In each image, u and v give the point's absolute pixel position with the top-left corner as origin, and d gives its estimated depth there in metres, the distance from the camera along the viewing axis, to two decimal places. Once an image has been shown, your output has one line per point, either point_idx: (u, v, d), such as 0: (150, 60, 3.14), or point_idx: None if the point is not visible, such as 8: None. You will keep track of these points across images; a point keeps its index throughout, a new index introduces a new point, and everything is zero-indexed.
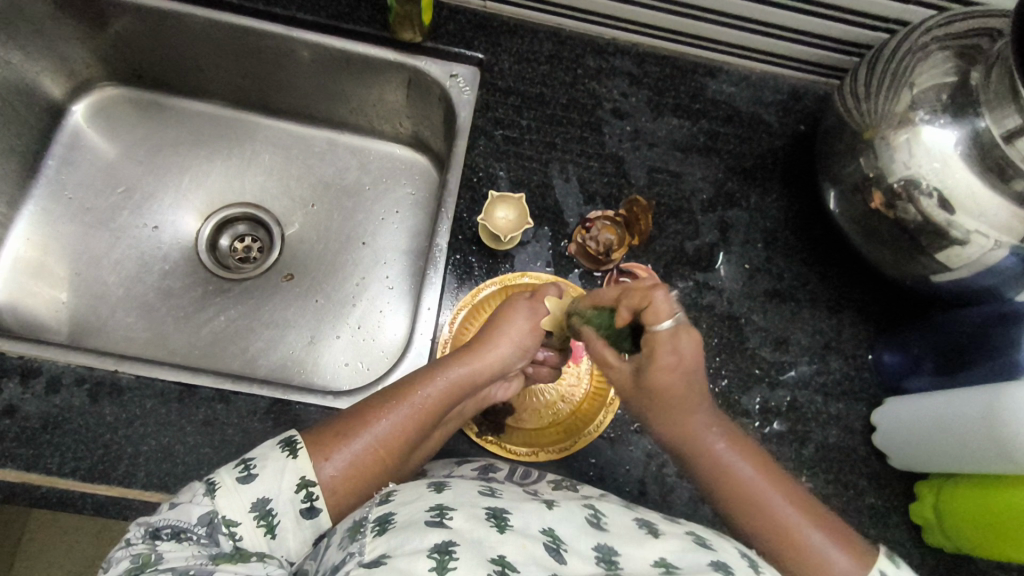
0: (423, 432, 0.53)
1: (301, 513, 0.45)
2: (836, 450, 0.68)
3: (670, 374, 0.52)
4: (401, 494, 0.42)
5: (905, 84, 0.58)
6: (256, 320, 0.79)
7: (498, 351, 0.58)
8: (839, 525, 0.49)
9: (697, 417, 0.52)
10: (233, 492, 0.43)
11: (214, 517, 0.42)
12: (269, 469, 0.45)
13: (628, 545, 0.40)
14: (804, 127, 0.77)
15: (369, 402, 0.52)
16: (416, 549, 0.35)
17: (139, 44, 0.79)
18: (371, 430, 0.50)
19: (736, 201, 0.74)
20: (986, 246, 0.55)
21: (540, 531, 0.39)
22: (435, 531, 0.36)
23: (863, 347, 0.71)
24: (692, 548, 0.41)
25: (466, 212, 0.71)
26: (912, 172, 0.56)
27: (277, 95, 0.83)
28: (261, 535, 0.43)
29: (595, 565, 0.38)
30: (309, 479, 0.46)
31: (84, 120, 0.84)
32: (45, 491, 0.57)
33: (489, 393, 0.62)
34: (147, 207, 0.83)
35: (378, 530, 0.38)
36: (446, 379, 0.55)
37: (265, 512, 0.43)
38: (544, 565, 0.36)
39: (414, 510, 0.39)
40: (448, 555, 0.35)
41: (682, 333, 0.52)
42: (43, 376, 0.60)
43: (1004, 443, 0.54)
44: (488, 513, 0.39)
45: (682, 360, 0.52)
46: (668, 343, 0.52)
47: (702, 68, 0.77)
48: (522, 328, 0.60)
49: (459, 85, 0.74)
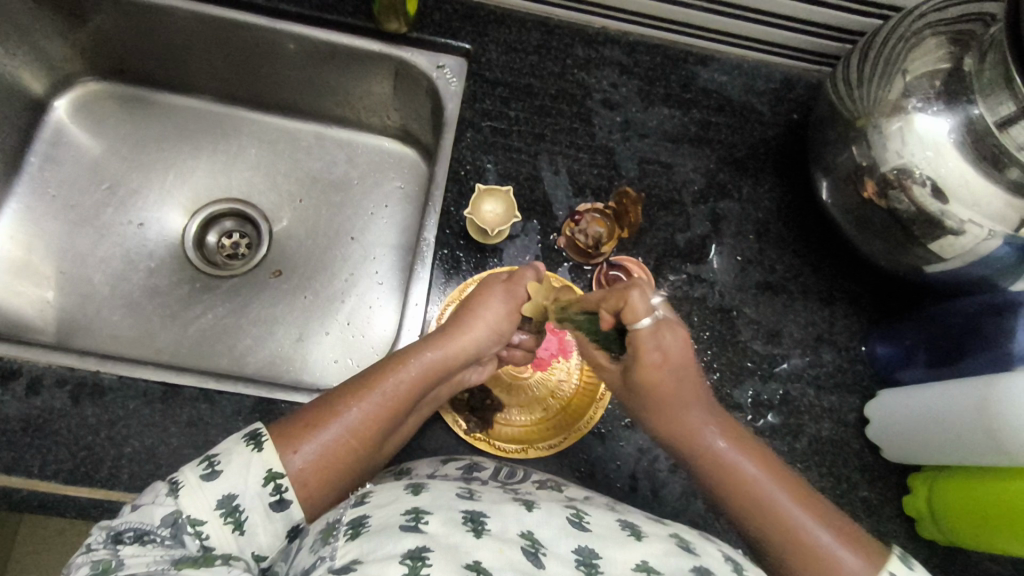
0: (393, 420, 0.51)
1: (271, 506, 0.44)
2: (828, 442, 0.68)
3: (657, 371, 0.52)
4: (377, 496, 0.41)
5: (897, 71, 0.57)
6: (244, 317, 0.78)
7: (473, 335, 0.56)
8: (845, 521, 0.48)
9: (692, 417, 0.51)
10: (196, 491, 0.43)
11: (179, 517, 0.42)
12: (234, 464, 0.44)
13: (610, 548, 0.39)
14: (797, 116, 0.76)
15: (338, 389, 0.51)
16: (389, 555, 0.34)
17: (121, 38, 0.77)
18: (339, 419, 0.48)
19: (728, 191, 0.73)
20: (980, 235, 0.55)
21: (517, 536, 0.38)
22: (410, 536, 0.36)
23: (856, 338, 0.71)
24: (675, 551, 0.40)
25: (454, 206, 0.70)
26: (905, 161, 0.56)
27: (263, 89, 0.82)
28: (229, 532, 0.43)
29: (574, 569, 0.37)
30: (275, 472, 0.45)
31: (65, 116, 0.82)
32: (27, 494, 0.57)
33: (464, 377, 0.60)
34: (131, 204, 0.82)
35: (350, 534, 0.37)
36: (417, 365, 0.53)
37: (232, 508, 0.43)
38: (521, 570, 0.35)
39: (389, 514, 0.38)
40: (421, 561, 0.34)
41: (663, 328, 0.51)
42: (24, 378, 0.60)
43: (997, 436, 0.54)
44: (465, 517, 0.39)
45: (671, 358, 0.51)
46: (650, 341, 0.51)
47: (694, 57, 0.76)
48: (497, 313, 0.57)
49: (446, 76, 0.72)
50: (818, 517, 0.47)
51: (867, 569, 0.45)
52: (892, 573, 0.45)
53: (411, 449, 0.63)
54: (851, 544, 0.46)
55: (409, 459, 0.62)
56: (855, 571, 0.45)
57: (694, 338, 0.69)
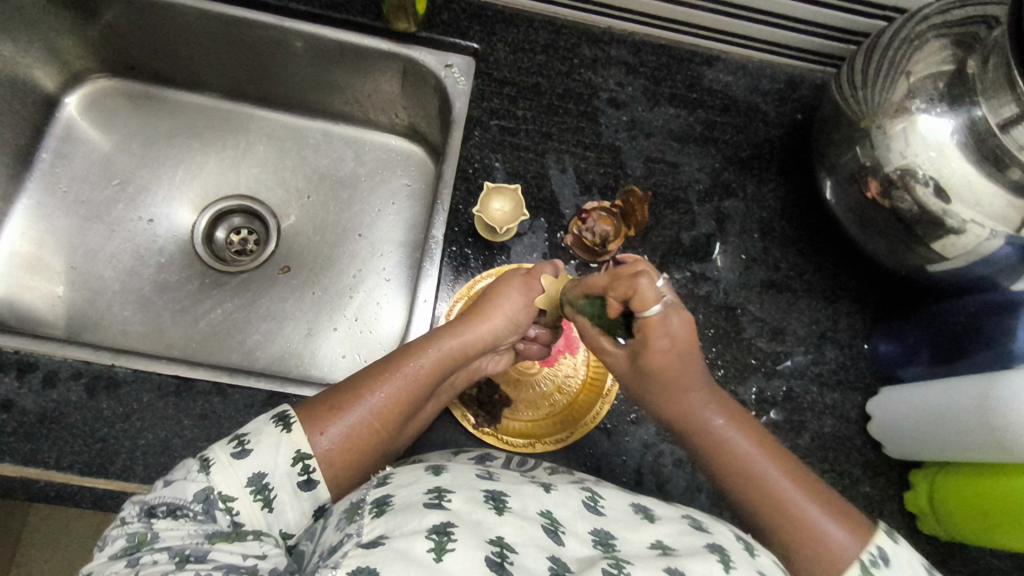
0: (415, 406, 0.53)
1: (299, 486, 0.45)
2: (831, 439, 0.69)
3: (663, 358, 0.52)
4: (398, 477, 0.42)
5: (901, 74, 0.58)
6: (253, 312, 0.79)
7: (492, 324, 0.58)
8: (838, 502, 0.49)
9: (694, 396, 0.53)
10: (227, 468, 0.43)
11: (210, 493, 0.42)
12: (264, 444, 0.45)
13: (625, 529, 0.41)
14: (801, 116, 0.76)
15: (363, 373, 0.52)
16: (415, 530, 0.35)
17: (131, 34, 0.78)
18: (364, 403, 0.50)
19: (733, 190, 0.74)
20: (981, 235, 0.56)
21: (538, 514, 0.39)
22: (434, 513, 0.36)
23: (859, 336, 0.71)
24: (687, 531, 0.41)
25: (462, 204, 0.71)
26: (909, 162, 0.56)
27: (272, 87, 0.83)
28: (258, 509, 0.43)
29: (592, 546, 0.38)
30: (304, 451, 0.46)
31: (77, 112, 0.83)
32: (43, 485, 0.58)
33: (479, 364, 0.62)
34: (141, 201, 0.83)
35: (376, 511, 0.37)
36: (438, 351, 0.54)
37: (261, 486, 0.43)
38: (542, 546, 0.37)
39: (412, 493, 0.39)
40: (446, 536, 0.35)
41: (671, 314, 0.52)
42: (40, 371, 0.61)
43: (997, 432, 0.55)
44: (487, 496, 0.39)
45: (679, 342, 0.52)
46: (661, 327, 0.51)
47: (699, 57, 0.76)
48: (516, 303, 0.59)
49: (454, 75, 0.73)
50: (819, 502, 0.48)
51: (858, 545, 0.46)
52: (879, 547, 0.46)
53: (419, 444, 0.64)
54: (842, 521, 0.47)
55: (418, 452, 0.63)
56: (847, 546, 0.45)
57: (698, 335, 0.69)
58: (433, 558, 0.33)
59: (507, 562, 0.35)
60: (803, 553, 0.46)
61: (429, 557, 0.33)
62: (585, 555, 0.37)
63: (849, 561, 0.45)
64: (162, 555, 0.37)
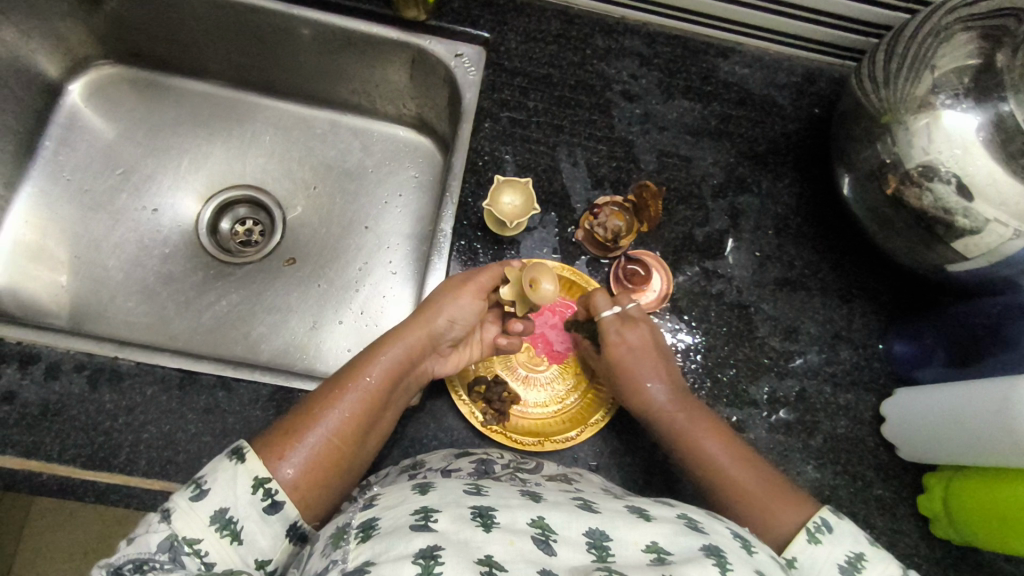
0: (375, 418, 0.52)
1: (264, 510, 0.44)
2: (844, 440, 0.67)
3: (619, 352, 0.61)
4: (386, 498, 0.41)
5: (926, 68, 0.56)
6: (258, 304, 0.78)
7: (436, 326, 0.57)
8: (777, 480, 0.54)
9: (649, 395, 0.59)
10: (188, 511, 0.42)
11: (174, 540, 0.41)
12: (220, 481, 0.44)
13: (620, 529, 0.39)
14: (818, 111, 0.75)
15: (312, 399, 0.52)
16: (401, 555, 0.34)
17: (137, 20, 0.76)
18: (321, 423, 0.49)
19: (748, 186, 0.72)
20: (1004, 235, 0.54)
21: (528, 525, 0.38)
22: (421, 536, 0.35)
23: (874, 336, 0.70)
24: (684, 531, 0.40)
25: (471, 197, 0.70)
26: (931, 158, 0.55)
27: (278, 75, 0.81)
28: (227, 545, 0.43)
29: (585, 552, 0.37)
30: (262, 477, 0.45)
31: (80, 99, 0.82)
32: (46, 478, 0.57)
33: (440, 367, 0.61)
34: (145, 189, 0.82)
35: (362, 536, 0.37)
36: (386, 361, 0.54)
37: (226, 521, 0.43)
38: (532, 560, 0.35)
39: (399, 515, 0.38)
40: (433, 560, 0.33)
41: (623, 324, 0.62)
42: (43, 362, 0.60)
43: (1016, 439, 0.54)
44: (474, 512, 0.38)
45: (636, 346, 0.61)
46: (614, 327, 0.62)
47: (715, 49, 0.75)
48: (462, 304, 0.59)
49: (464, 65, 0.71)
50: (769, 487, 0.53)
51: (801, 517, 0.51)
52: (822, 517, 0.51)
53: (426, 440, 0.63)
54: (784, 501, 0.52)
55: (425, 449, 0.62)
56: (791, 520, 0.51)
57: (710, 333, 0.68)
58: None
59: None
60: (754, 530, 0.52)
61: None
62: (578, 564, 0.36)
63: (795, 530, 0.50)
64: None
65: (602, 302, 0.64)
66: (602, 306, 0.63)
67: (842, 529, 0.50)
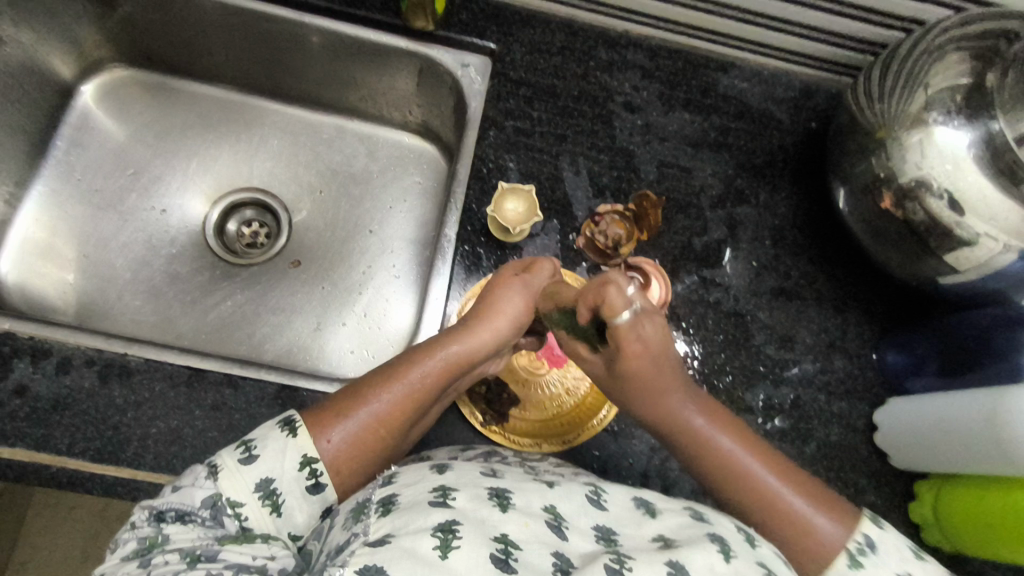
0: (419, 412, 0.51)
1: (307, 489, 0.45)
2: (837, 448, 0.69)
3: (639, 355, 0.53)
4: (404, 476, 0.42)
5: (920, 86, 0.58)
6: (263, 305, 0.79)
7: (493, 329, 0.56)
8: (822, 492, 0.48)
9: (675, 397, 0.52)
10: (235, 474, 0.43)
11: (218, 499, 0.42)
12: (270, 449, 0.44)
13: (628, 526, 0.40)
14: (815, 125, 0.77)
15: (362, 381, 0.51)
16: (420, 528, 0.35)
17: (149, 25, 0.78)
18: (368, 407, 0.48)
19: (746, 197, 0.74)
20: (994, 248, 0.55)
21: (542, 509, 0.39)
22: (439, 511, 0.37)
23: (867, 346, 0.72)
24: (691, 523, 0.41)
25: (475, 203, 0.71)
26: (924, 173, 0.57)
27: (287, 81, 0.83)
28: (267, 514, 0.43)
29: (595, 542, 0.39)
30: (310, 456, 0.45)
31: (93, 101, 0.84)
32: (55, 471, 0.58)
33: (484, 369, 0.60)
34: (155, 190, 0.83)
35: (382, 510, 0.38)
36: (441, 357, 0.53)
37: (270, 492, 0.43)
38: (546, 543, 0.37)
39: (417, 492, 0.39)
40: (451, 534, 0.35)
41: (643, 319, 0.53)
42: (54, 357, 0.61)
43: (1004, 446, 0.55)
44: (491, 492, 0.40)
45: (651, 346, 0.53)
46: (632, 330, 0.53)
47: (715, 63, 0.76)
48: (518, 306, 0.58)
49: (471, 74, 0.73)
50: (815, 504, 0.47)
51: (845, 535, 0.45)
52: (865, 535, 0.45)
53: (428, 440, 0.64)
54: (836, 514, 0.46)
55: (428, 448, 0.64)
56: (835, 536, 0.45)
57: (708, 340, 0.70)
58: (438, 556, 0.34)
59: (510, 558, 0.35)
60: (797, 546, 0.45)
61: (434, 555, 0.34)
62: (589, 551, 0.37)
63: (836, 551, 0.44)
64: (172, 556, 0.37)
65: (616, 303, 0.52)
66: (617, 309, 0.52)
67: (885, 550, 0.44)
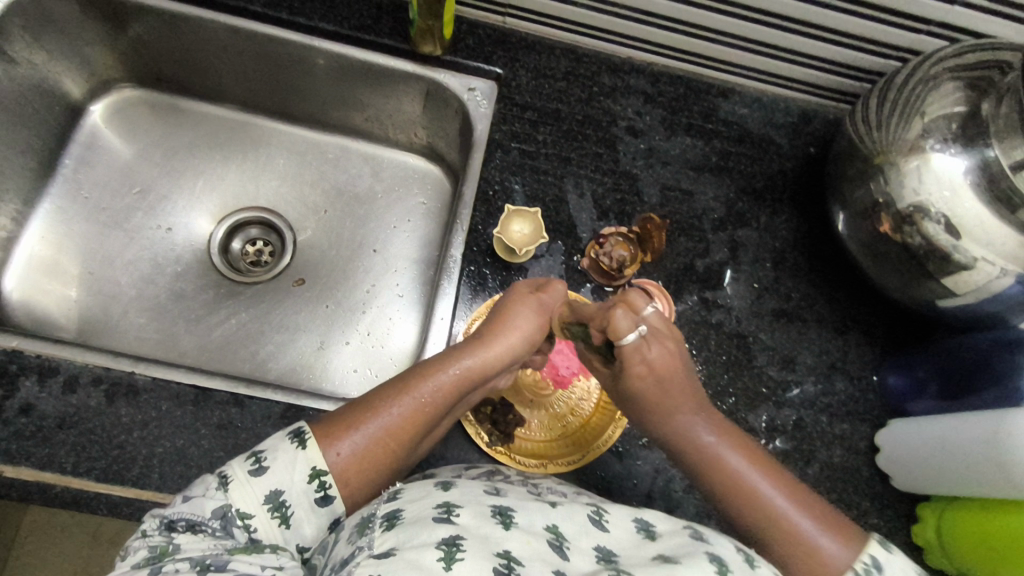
0: (430, 423, 0.51)
1: (316, 502, 0.45)
2: (839, 470, 0.69)
3: (644, 370, 0.53)
4: (408, 493, 0.42)
5: (916, 114, 0.60)
6: (267, 323, 0.80)
7: (507, 342, 0.56)
8: (827, 509, 0.48)
9: (684, 415, 0.52)
10: (245, 485, 0.43)
11: (228, 510, 0.42)
12: (280, 461, 0.44)
13: (628, 546, 0.41)
14: (814, 149, 0.78)
15: (374, 392, 0.51)
16: (425, 542, 0.36)
17: (160, 47, 0.79)
18: (379, 418, 0.48)
19: (747, 221, 0.75)
20: (991, 273, 0.57)
21: (544, 529, 0.40)
22: (443, 526, 0.37)
23: (868, 368, 0.72)
24: (688, 543, 0.41)
25: (481, 224, 0.72)
26: (921, 199, 0.58)
27: (295, 103, 0.84)
28: (275, 526, 0.44)
29: (596, 562, 0.39)
30: (320, 468, 0.45)
31: (102, 121, 0.85)
32: (59, 491, 0.58)
33: (495, 383, 0.60)
34: (160, 209, 0.84)
35: (386, 525, 0.38)
36: (455, 368, 0.53)
37: (279, 504, 0.44)
38: (548, 561, 0.37)
39: (422, 507, 0.39)
40: (455, 547, 0.35)
41: (649, 340, 0.54)
42: (61, 375, 0.61)
43: (1005, 467, 0.55)
44: (494, 510, 0.40)
45: (653, 361, 0.53)
46: (638, 352, 0.53)
47: (716, 88, 0.78)
48: (531, 320, 0.58)
49: (476, 98, 0.75)
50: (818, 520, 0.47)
51: (850, 554, 0.45)
52: (873, 556, 0.45)
53: (433, 460, 0.64)
54: (838, 531, 0.47)
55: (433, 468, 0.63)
56: (839, 555, 0.45)
57: (710, 361, 0.70)
58: (443, 567, 0.34)
59: (513, 572, 0.35)
60: (796, 559, 0.46)
61: (438, 567, 0.34)
62: (589, 571, 0.37)
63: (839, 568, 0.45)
64: (183, 564, 0.37)
65: (624, 324, 0.54)
66: (625, 330, 0.54)
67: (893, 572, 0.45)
